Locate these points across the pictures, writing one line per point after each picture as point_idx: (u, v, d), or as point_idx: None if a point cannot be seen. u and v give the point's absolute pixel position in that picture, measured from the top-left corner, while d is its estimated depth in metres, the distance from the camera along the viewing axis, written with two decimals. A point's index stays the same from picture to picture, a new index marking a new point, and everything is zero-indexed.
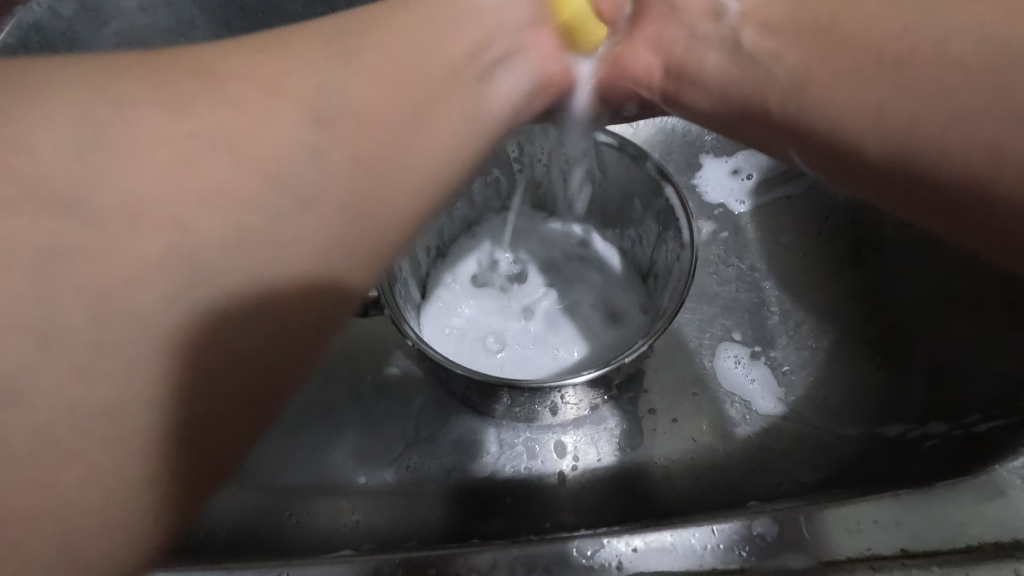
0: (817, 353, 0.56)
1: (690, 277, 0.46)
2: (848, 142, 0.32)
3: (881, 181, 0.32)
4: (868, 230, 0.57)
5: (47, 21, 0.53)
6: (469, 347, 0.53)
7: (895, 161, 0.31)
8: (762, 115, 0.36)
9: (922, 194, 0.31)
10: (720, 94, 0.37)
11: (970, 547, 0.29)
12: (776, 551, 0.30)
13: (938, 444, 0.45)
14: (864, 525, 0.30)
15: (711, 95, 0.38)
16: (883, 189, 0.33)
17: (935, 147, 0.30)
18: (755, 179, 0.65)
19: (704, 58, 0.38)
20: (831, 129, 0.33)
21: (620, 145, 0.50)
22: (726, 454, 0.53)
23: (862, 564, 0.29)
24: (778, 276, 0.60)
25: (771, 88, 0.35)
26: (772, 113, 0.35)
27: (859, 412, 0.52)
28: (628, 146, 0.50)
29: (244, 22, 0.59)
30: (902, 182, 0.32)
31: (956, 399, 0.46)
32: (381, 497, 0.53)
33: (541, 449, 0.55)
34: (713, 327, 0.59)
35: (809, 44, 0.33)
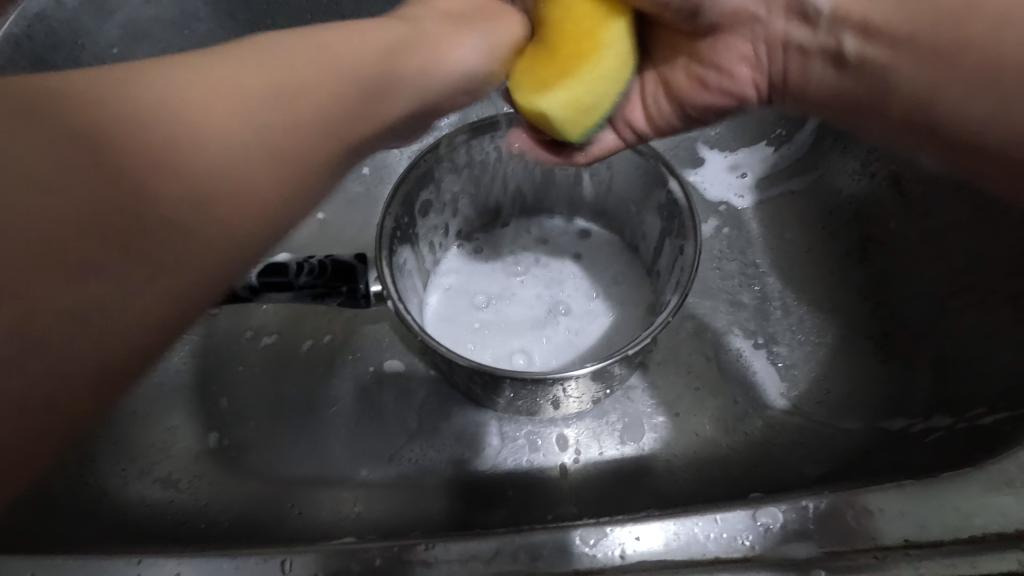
0: (820, 348, 0.56)
1: (694, 269, 0.45)
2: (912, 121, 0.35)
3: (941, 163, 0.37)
4: (873, 224, 0.56)
5: (51, 12, 0.52)
6: (472, 338, 0.53)
7: (955, 147, 0.35)
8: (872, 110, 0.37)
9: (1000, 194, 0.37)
10: (836, 95, 0.39)
11: (974, 537, 0.29)
12: (781, 541, 0.30)
13: (940, 438, 0.44)
14: (867, 515, 0.30)
15: (828, 94, 0.39)
16: (935, 148, 0.36)
17: (1009, 159, 0.34)
18: (758, 174, 0.65)
19: (812, 72, 0.39)
20: (906, 114, 0.35)
21: None
22: (729, 448, 0.53)
23: (865, 553, 0.29)
24: (781, 272, 0.60)
25: (889, 98, 0.36)
26: (888, 113, 0.36)
27: (862, 407, 0.51)
28: None
29: (250, 14, 0.61)
30: (981, 175, 0.35)
31: (962, 392, 0.45)
32: (382, 489, 0.53)
33: (543, 443, 0.55)
34: (716, 322, 0.59)
35: (923, 53, 0.33)
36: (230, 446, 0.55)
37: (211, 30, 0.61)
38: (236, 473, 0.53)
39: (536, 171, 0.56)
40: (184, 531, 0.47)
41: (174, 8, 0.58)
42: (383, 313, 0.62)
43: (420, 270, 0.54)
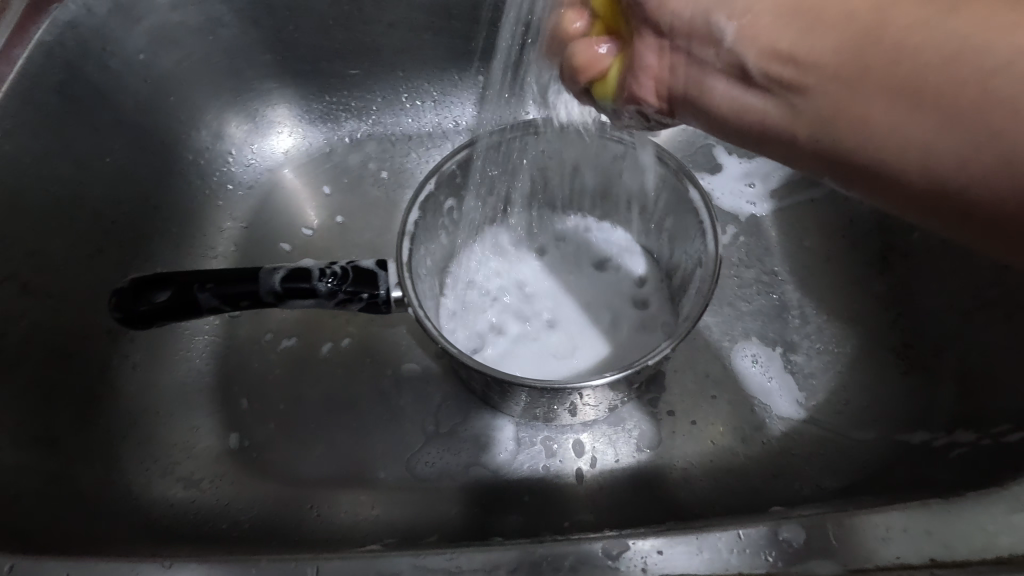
0: (839, 358, 0.55)
1: (715, 280, 0.45)
2: (897, 163, 0.28)
3: (914, 195, 0.29)
4: (896, 234, 0.56)
5: (82, 19, 0.53)
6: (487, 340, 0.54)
7: (932, 176, 0.27)
8: (787, 136, 0.31)
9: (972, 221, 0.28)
10: (742, 110, 0.33)
11: (1001, 558, 0.29)
12: (804, 557, 0.30)
13: (965, 454, 0.43)
14: (893, 533, 0.30)
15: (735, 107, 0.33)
16: (855, 176, 0.30)
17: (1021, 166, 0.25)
18: (777, 181, 0.65)
19: (706, 85, 0.33)
20: (877, 151, 0.28)
21: (642, 145, 0.50)
22: (746, 458, 0.53)
23: (889, 570, 0.29)
24: (800, 280, 0.60)
25: (799, 119, 0.30)
26: (807, 132, 0.30)
27: (881, 419, 0.51)
28: (650, 146, 0.50)
29: (273, 20, 0.61)
30: (941, 198, 0.28)
31: (986, 407, 0.44)
32: (400, 492, 0.53)
33: (559, 448, 0.55)
34: (734, 330, 0.59)
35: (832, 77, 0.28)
36: (250, 447, 0.55)
37: (236, 35, 0.62)
38: (258, 475, 0.54)
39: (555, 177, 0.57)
40: (208, 532, 0.48)
41: (199, 13, 0.59)
42: (400, 316, 0.63)
43: (438, 274, 0.55)
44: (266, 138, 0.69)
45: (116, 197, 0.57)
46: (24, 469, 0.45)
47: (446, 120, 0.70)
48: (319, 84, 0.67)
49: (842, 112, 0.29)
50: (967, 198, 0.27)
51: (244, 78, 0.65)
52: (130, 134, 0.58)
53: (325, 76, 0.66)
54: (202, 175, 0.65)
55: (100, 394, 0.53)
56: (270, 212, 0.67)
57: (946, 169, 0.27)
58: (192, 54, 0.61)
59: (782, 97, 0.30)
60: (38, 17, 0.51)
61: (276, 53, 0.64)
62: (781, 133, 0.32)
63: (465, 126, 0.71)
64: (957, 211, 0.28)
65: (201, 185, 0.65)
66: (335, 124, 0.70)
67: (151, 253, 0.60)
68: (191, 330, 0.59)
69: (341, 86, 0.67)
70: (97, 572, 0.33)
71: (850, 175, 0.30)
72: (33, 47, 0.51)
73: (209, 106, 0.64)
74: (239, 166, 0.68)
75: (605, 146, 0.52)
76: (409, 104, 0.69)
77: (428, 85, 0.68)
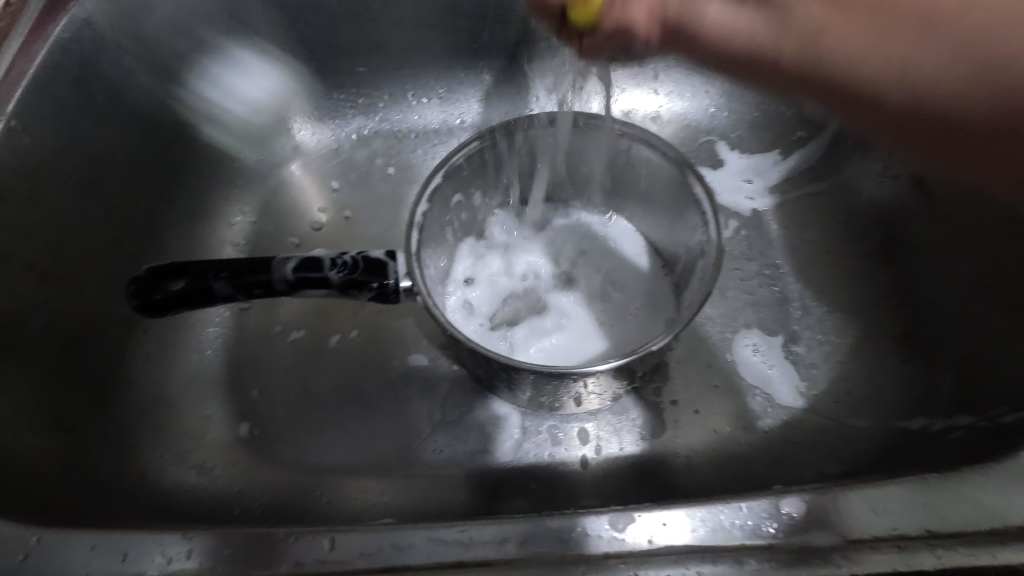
0: (840, 348, 0.56)
1: (717, 268, 0.46)
2: (870, 85, 0.31)
3: (897, 124, 0.32)
4: (896, 227, 0.57)
5: (99, 17, 0.55)
6: (499, 333, 0.55)
7: (903, 87, 0.30)
8: (772, 65, 0.34)
9: (935, 134, 0.31)
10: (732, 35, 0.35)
11: (996, 529, 0.30)
12: (804, 529, 0.31)
13: (962, 436, 0.44)
14: (891, 506, 0.31)
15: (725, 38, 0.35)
16: (831, 98, 0.33)
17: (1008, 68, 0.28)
18: (778, 175, 0.66)
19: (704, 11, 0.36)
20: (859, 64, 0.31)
21: (650, 141, 0.51)
22: (748, 446, 0.54)
23: (887, 541, 0.30)
24: (801, 272, 0.61)
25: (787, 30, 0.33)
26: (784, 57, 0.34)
27: (881, 406, 0.52)
28: (658, 143, 0.51)
29: (283, 18, 0.63)
30: (909, 120, 0.31)
31: (981, 391, 0.45)
32: (408, 479, 0.54)
33: (564, 436, 0.56)
34: (736, 322, 0.60)
35: None
36: (261, 434, 0.56)
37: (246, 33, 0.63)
38: (268, 462, 0.55)
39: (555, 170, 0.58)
40: (220, 515, 0.49)
41: (211, 11, 0.60)
42: (408, 309, 0.64)
43: (443, 264, 0.56)
44: (276, 136, 0.70)
45: (129, 190, 0.58)
46: (43, 451, 0.46)
47: (452, 117, 0.71)
48: (329, 80, 0.68)
49: (823, 33, 0.32)
50: (938, 111, 0.30)
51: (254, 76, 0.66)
52: (144, 129, 0.60)
53: (333, 73, 0.68)
54: (214, 170, 0.66)
55: (115, 382, 0.54)
56: (280, 207, 0.68)
57: (921, 82, 0.30)
58: (204, 51, 0.62)
59: (775, 12, 0.34)
60: (56, 14, 0.53)
61: (286, 50, 0.65)
62: (765, 61, 0.35)
63: (469, 123, 0.72)
64: (937, 131, 0.31)
65: (213, 181, 0.66)
66: (343, 121, 0.71)
67: (163, 245, 0.61)
68: (202, 321, 0.61)
69: (350, 84, 0.69)
70: (121, 545, 0.34)
71: (833, 99, 0.33)
72: (52, 44, 0.52)
73: (221, 103, 0.65)
74: (249, 162, 0.69)
75: (611, 142, 0.54)
76: (415, 100, 0.71)
77: (434, 82, 0.70)
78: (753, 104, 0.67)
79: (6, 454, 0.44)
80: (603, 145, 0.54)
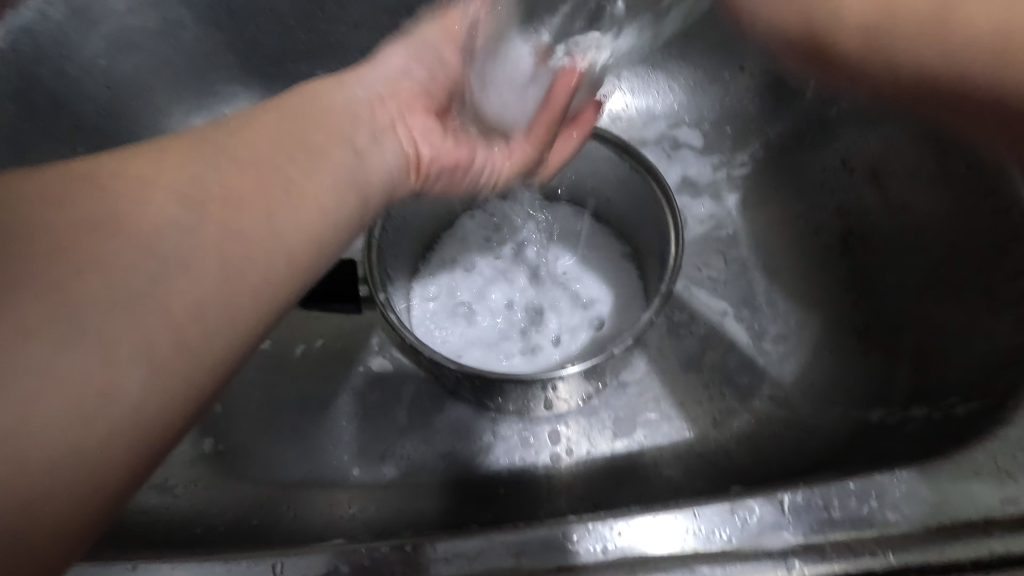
0: (805, 343, 0.56)
1: (676, 267, 0.47)
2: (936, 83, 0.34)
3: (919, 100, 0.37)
4: (856, 219, 0.56)
5: (37, 25, 0.53)
6: (510, 338, 0.54)
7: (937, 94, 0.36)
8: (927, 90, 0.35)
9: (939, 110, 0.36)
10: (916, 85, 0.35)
11: (944, 525, 0.30)
12: (759, 534, 0.31)
13: (917, 428, 0.43)
14: (845, 503, 0.31)
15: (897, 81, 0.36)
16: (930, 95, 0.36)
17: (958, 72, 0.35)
18: (747, 168, 0.65)
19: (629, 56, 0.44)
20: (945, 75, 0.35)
21: (649, 177, 0.50)
22: (718, 442, 0.54)
23: (836, 541, 0.30)
24: (764, 265, 0.61)
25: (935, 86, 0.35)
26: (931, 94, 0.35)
27: (846, 398, 0.52)
28: (660, 183, 0.50)
29: (233, 24, 0.61)
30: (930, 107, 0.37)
31: (937, 384, 0.45)
32: (376, 489, 0.54)
33: (535, 440, 0.56)
34: (702, 318, 0.60)
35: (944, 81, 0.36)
36: (225, 450, 0.55)
37: (197, 38, 0.61)
38: (231, 479, 0.53)
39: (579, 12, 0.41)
40: (180, 536, 0.47)
41: (158, 17, 0.58)
42: (374, 316, 0.63)
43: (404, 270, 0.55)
44: None
45: None
46: None
47: None
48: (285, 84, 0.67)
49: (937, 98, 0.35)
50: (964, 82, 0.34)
51: (205, 83, 0.64)
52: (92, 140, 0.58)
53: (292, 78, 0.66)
54: None
55: None
56: None
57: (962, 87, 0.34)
58: (152, 58, 0.60)
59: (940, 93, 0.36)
60: None
61: (238, 54, 0.63)
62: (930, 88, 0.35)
63: None
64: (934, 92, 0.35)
65: None
66: None
67: None
68: None
69: None
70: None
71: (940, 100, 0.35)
72: None
73: (174, 110, 0.64)
74: None
75: (628, 176, 0.53)
76: None
77: None
78: (717, 99, 0.67)
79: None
80: (623, 167, 0.52)
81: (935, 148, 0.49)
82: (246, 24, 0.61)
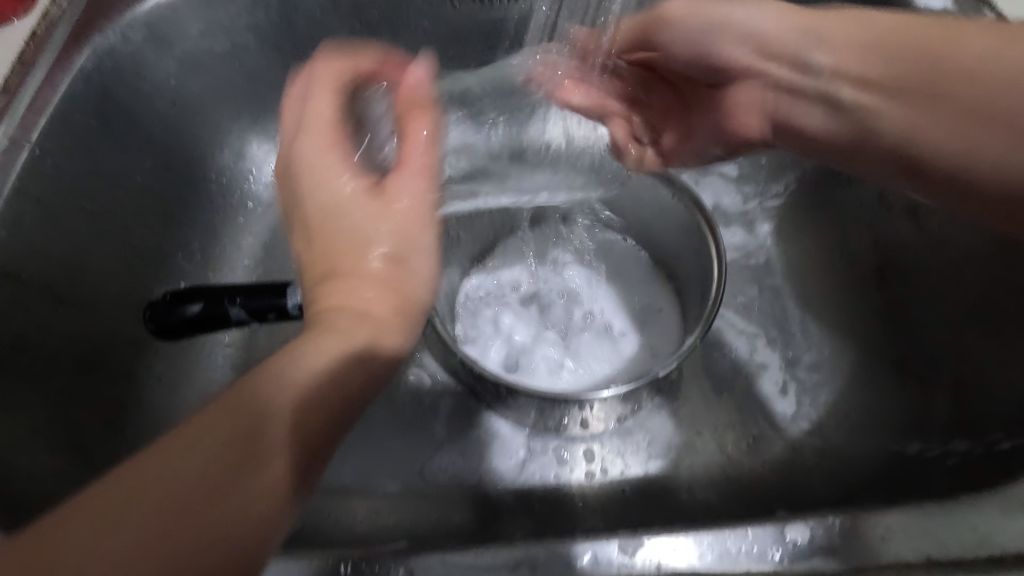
0: (840, 373, 0.57)
1: (719, 296, 0.48)
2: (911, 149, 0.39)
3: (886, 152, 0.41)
4: (892, 253, 0.57)
5: (120, 47, 0.56)
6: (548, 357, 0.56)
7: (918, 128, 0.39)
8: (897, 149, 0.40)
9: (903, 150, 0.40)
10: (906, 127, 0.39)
11: (993, 556, 0.31)
12: (808, 557, 0.31)
13: (961, 462, 0.45)
14: (895, 531, 0.32)
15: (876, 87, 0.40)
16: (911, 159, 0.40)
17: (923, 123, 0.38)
18: (781, 198, 0.67)
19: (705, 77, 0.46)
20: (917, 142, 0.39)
21: (693, 209, 0.53)
22: (751, 468, 0.55)
23: (887, 565, 0.31)
24: (798, 293, 0.62)
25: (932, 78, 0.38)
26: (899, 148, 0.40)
27: (882, 429, 0.53)
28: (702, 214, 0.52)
29: (294, 48, 0.64)
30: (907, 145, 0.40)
31: (979, 418, 0.46)
32: (414, 499, 0.55)
33: (570, 457, 0.57)
34: (735, 343, 0.61)
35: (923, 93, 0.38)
36: None
37: (260, 61, 0.65)
38: None
39: (540, 140, 0.45)
40: None
41: (226, 41, 0.62)
42: None
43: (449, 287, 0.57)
44: None
45: (143, 216, 0.60)
46: (55, 468, 0.46)
47: None
48: None
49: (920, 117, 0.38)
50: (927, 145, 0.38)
51: (263, 103, 0.68)
52: (160, 155, 0.62)
53: None
54: (225, 193, 0.68)
55: (127, 403, 0.54)
56: None
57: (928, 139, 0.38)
58: (217, 79, 0.64)
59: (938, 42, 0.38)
60: (78, 46, 0.53)
61: None
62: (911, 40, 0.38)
63: None
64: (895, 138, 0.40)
65: (223, 205, 0.68)
66: None
67: (174, 265, 0.63)
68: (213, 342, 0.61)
69: None
70: None
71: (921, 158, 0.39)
72: (75, 72, 0.53)
73: (233, 127, 0.68)
74: (258, 185, 0.70)
75: (670, 205, 0.55)
76: None
77: None
78: None
79: (15, 467, 0.44)
80: (666, 195, 0.55)
81: None
82: (306, 48, 0.65)
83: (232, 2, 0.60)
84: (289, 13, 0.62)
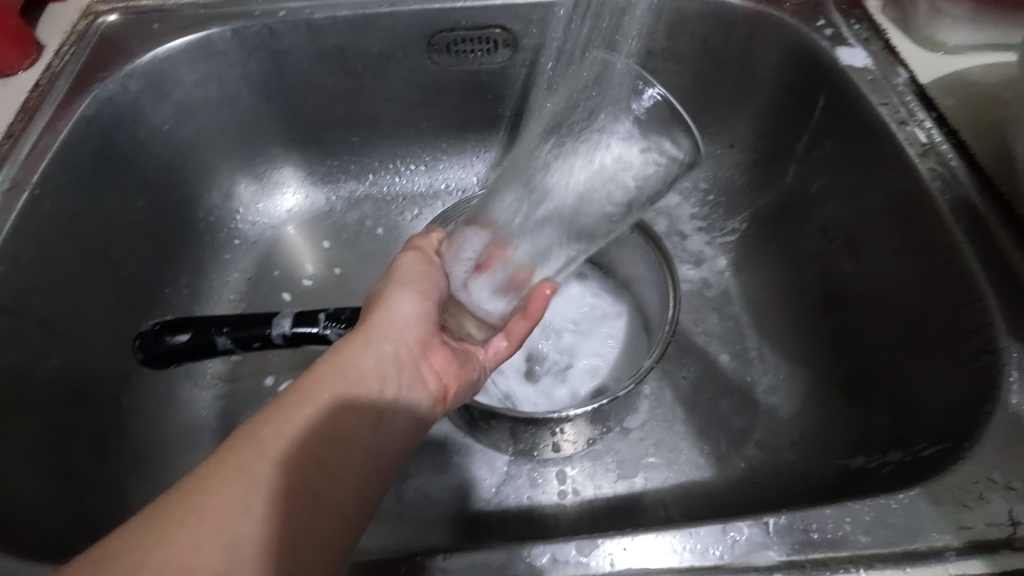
0: (793, 395, 0.61)
1: (674, 321, 0.52)
2: None
3: None
4: (833, 282, 0.62)
5: (119, 96, 0.60)
6: (520, 382, 0.60)
7: None
8: None
9: None
10: None
11: (908, 547, 0.34)
12: (746, 552, 0.35)
13: (892, 470, 0.47)
14: (823, 527, 0.35)
15: None
16: None
17: None
18: (736, 234, 0.73)
19: None
20: None
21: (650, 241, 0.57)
22: (713, 486, 0.58)
23: (817, 559, 0.34)
24: (754, 322, 0.67)
25: None
26: None
27: (831, 446, 0.56)
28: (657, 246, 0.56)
29: (283, 97, 0.69)
30: None
31: (913, 430, 0.49)
32: (392, 522, 0.57)
33: (543, 480, 0.59)
34: (697, 368, 0.65)
35: None
36: None
37: (252, 109, 0.69)
38: None
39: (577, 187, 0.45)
40: None
41: (218, 89, 0.66)
42: None
43: None
44: (273, 198, 0.76)
45: (133, 251, 0.62)
46: (40, 492, 0.47)
47: (439, 181, 0.79)
48: (323, 149, 0.75)
49: None
50: None
51: (254, 147, 0.72)
52: (153, 195, 0.65)
53: (329, 143, 0.74)
54: (214, 231, 0.72)
55: (112, 432, 0.56)
56: (273, 264, 0.74)
57: None
58: (210, 124, 0.68)
59: None
60: (80, 95, 0.58)
61: (284, 123, 0.72)
62: None
63: (456, 187, 0.79)
64: None
65: (211, 241, 0.72)
66: (335, 184, 0.78)
67: (162, 299, 0.65)
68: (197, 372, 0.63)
69: (343, 151, 0.75)
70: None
71: None
72: (76, 118, 0.57)
73: (224, 169, 0.72)
74: (245, 222, 0.75)
75: (631, 239, 0.59)
76: (404, 167, 0.78)
77: (421, 152, 0.77)
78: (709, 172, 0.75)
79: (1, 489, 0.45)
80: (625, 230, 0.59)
81: (897, 220, 0.54)
82: (295, 98, 0.70)
83: (225, 56, 0.64)
84: (278, 66, 0.67)
